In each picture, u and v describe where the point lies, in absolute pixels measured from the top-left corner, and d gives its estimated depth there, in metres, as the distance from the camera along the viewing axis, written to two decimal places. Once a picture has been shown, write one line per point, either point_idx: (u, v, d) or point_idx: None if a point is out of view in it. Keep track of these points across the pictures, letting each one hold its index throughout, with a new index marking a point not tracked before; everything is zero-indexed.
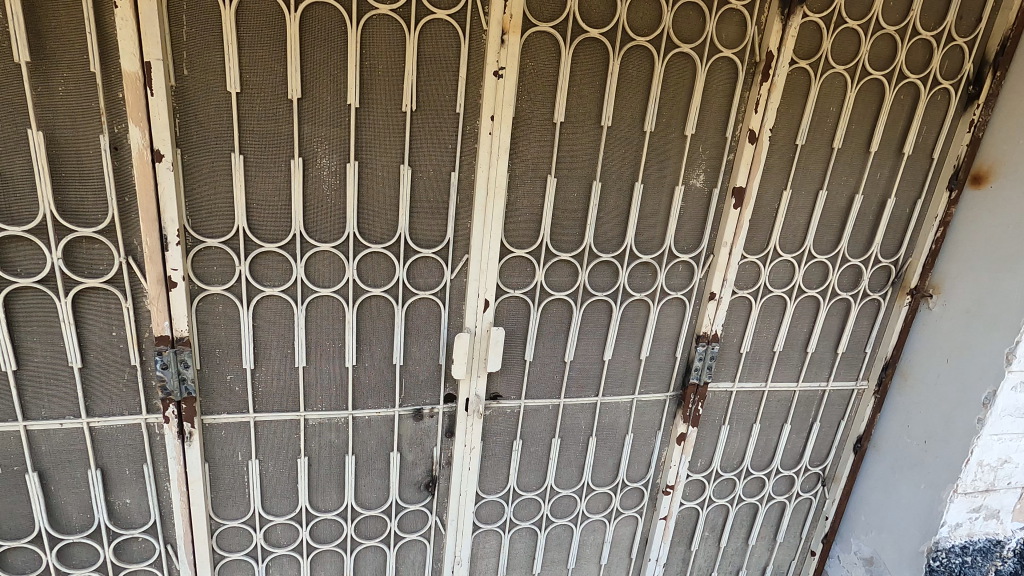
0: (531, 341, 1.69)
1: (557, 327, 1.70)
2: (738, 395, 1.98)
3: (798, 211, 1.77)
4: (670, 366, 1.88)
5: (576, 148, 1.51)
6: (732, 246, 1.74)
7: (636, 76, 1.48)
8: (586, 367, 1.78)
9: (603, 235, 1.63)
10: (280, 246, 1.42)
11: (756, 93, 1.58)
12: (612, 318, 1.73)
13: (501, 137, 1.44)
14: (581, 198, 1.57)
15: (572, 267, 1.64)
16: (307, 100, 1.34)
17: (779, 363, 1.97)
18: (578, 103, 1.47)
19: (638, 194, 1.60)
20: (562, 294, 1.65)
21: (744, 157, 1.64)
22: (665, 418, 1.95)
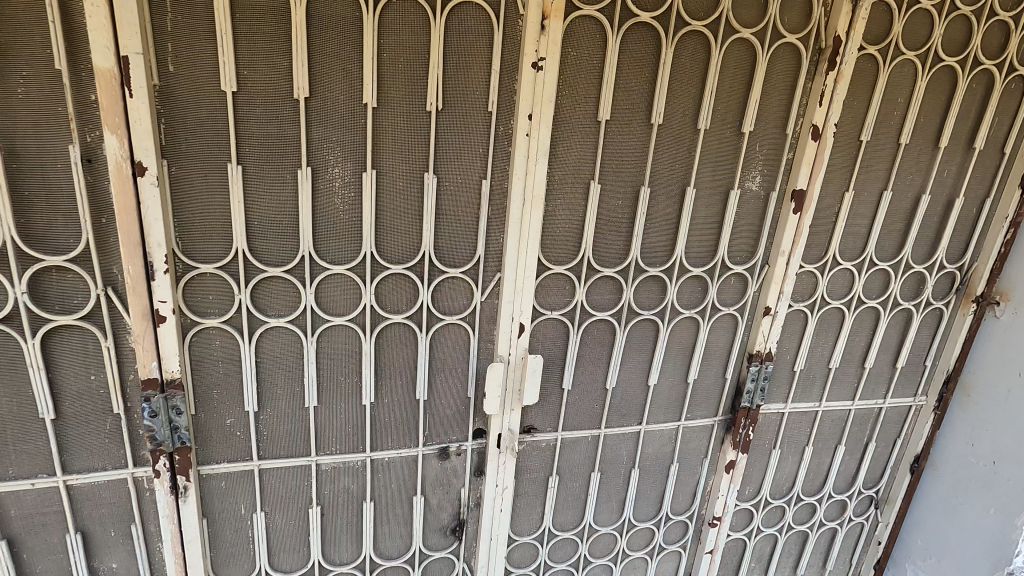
0: (570, 368, 1.50)
1: (599, 352, 1.51)
2: (790, 416, 1.80)
3: (861, 214, 1.59)
4: (719, 388, 1.70)
5: (623, 150, 1.32)
6: (790, 255, 1.56)
7: (691, 66, 1.30)
8: (629, 393, 1.59)
9: (650, 247, 1.43)
10: (285, 271, 1.22)
11: (821, 84, 1.40)
12: (659, 339, 1.54)
13: (539, 139, 1.25)
14: (627, 206, 1.37)
15: (616, 283, 1.44)
16: (316, 100, 1.14)
17: (834, 381, 1.80)
18: (626, 98, 1.28)
19: (690, 200, 1.41)
20: (605, 314, 1.45)
21: (806, 156, 1.46)
22: (712, 444, 1.77)
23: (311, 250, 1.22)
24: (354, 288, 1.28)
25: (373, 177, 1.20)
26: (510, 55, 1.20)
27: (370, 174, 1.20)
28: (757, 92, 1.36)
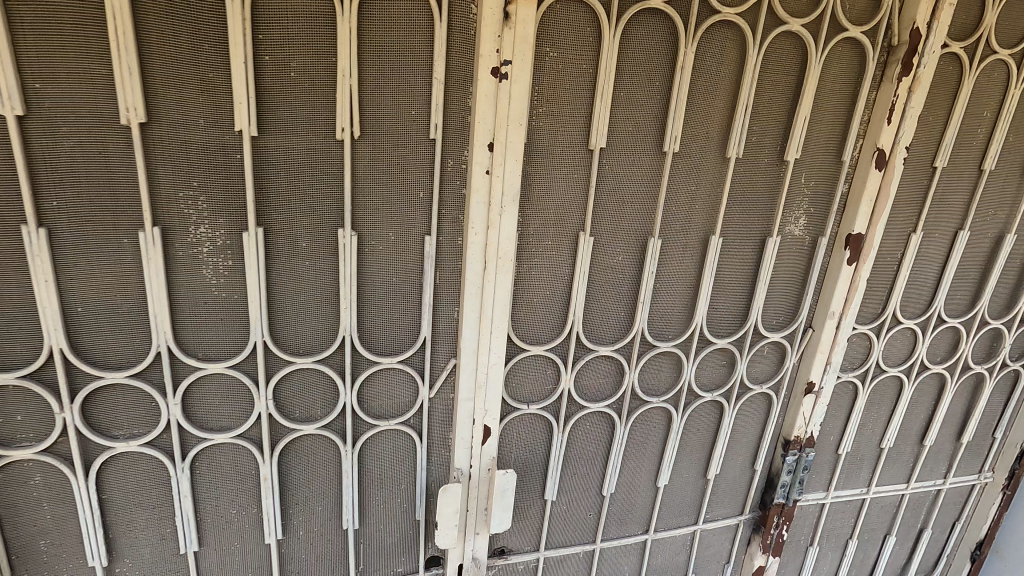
0: (554, 474, 1.12)
1: (592, 451, 1.14)
2: (832, 507, 1.43)
3: (932, 259, 1.22)
4: (746, 480, 1.33)
5: (624, 189, 0.94)
6: (841, 317, 1.19)
7: (718, 72, 0.92)
8: (633, 497, 1.22)
9: (660, 316, 1.06)
10: (132, 376, 0.83)
11: (890, 94, 1.03)
12: (672, 432, 1.17)
13: (506, 178, 0.86)
14: (630, 264, 1.00)
15: (615, 364, 1.07)
16: (160, 127, 0.74)
17: (886, 463, 1.42)
18: (628, 118, 0.90)
19: (715, 253, 1.03)
20: (601, 405, 1.08)
21: (866, 191, 1.09)
22: (736, 545, 1.41)
23: (171, 344, 0.83)
24: (243, 392, 0.90)
25: (261, 236, 0.82)
26: (460, 56, 0.81)
27: (255, 233, 0.81)
28: (808, 104, 0.98)
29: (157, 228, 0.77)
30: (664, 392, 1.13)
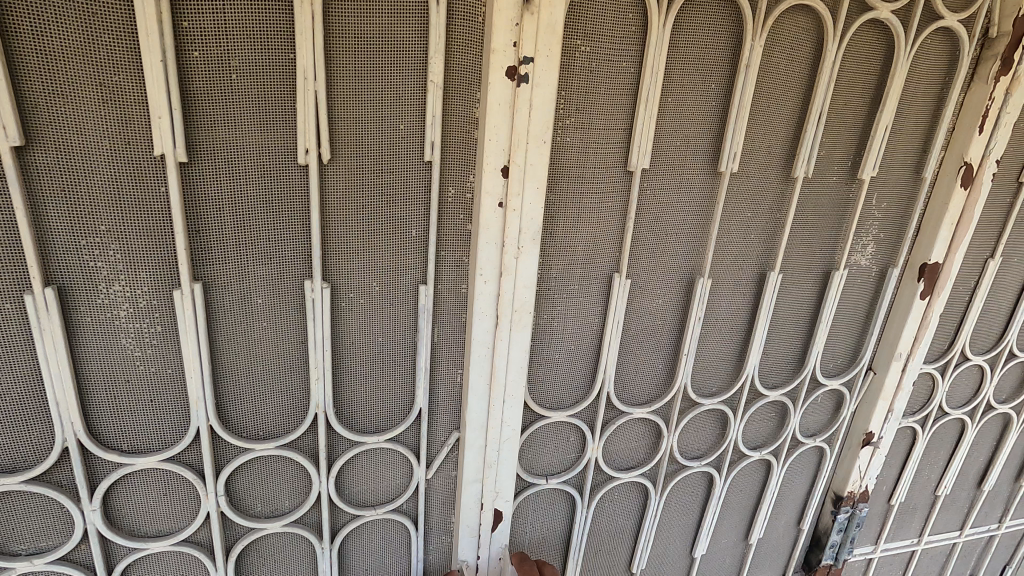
0: (574, 553, 0.90)
1: (621, 528, 0.93)
2: (881, 560, 1.27)
3: (1007, 289, 1.05)
4: (790, 539, 1.15)
5: (667, 222, 0.74)
6: (909, 358, 1.01)
7: (790, 69, 0.71)
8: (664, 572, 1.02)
9: (704, 368, 0.86)
10: (28, 482, 0.63)
11: (985, 96, 0.84)
12: (710, 498, 0.97)
13: (526, 212, 0.65)
14: (673, 310, 0.80)
15: (651, 425, 0.87)
16: (47, 153, 0.53)
17: (942, 510, 1.25)
18: (676, 132, 0.69)
19: (774, 290, 0.83)
20: (633, 475, 0.88)
21: (944, 212, 0.91)
22: None
23: (82, 438, 0.62)
24: (187, 488, 0.70)
25: (198, 295, 0.61)
26: (460, 50, 0.61)
27: (191, 291, 0.60)
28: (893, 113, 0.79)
29: (51, 288, 0.56)
30: (704, 454, 0.93)
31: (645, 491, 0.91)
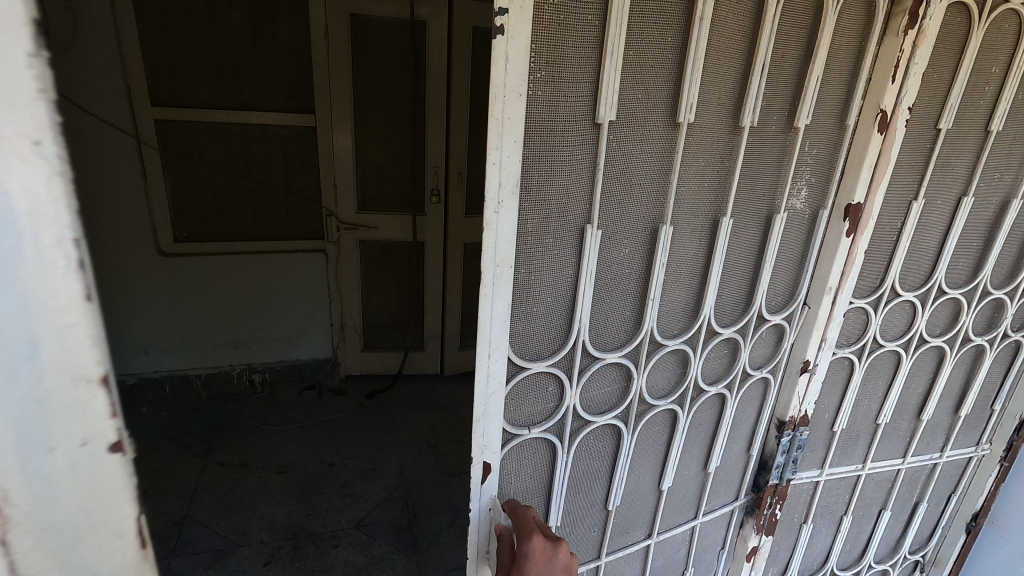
0: (557, 494, 1.04)
1: (598, 466, 1.06)
2: (826, 483, 1.42)
3: (928, 228, 1.19)
4: (741, 462, 1.29)
5: (630, 172, 0.86)
6: (837, 291, 1.13)
7: (733, 26, 0.85)
8: (636, 506, 1.15)
9: (669, 305, 1.00)
10: None
11: (894, 51, 0.97)
12: (676, 433, 1.12)
13: (508, 164, 0.75)
14: (639, 254, 0.93)
15: (623, 369, 1.00)
16: None
17: (883, 437, 1.43)
18: (636, 86, 0.82)
19: (725, 236, 0.98)
20: (608, 418, 1.01)
21: (861, 157, 1.03)
22: (729, 530, 1.37)
23: None
24: None
25: None
26: None
27: None
28: (822, 63, 0.93)
29: None
30: (670, 393, 1.07)
31: (620, 433, 1.05)
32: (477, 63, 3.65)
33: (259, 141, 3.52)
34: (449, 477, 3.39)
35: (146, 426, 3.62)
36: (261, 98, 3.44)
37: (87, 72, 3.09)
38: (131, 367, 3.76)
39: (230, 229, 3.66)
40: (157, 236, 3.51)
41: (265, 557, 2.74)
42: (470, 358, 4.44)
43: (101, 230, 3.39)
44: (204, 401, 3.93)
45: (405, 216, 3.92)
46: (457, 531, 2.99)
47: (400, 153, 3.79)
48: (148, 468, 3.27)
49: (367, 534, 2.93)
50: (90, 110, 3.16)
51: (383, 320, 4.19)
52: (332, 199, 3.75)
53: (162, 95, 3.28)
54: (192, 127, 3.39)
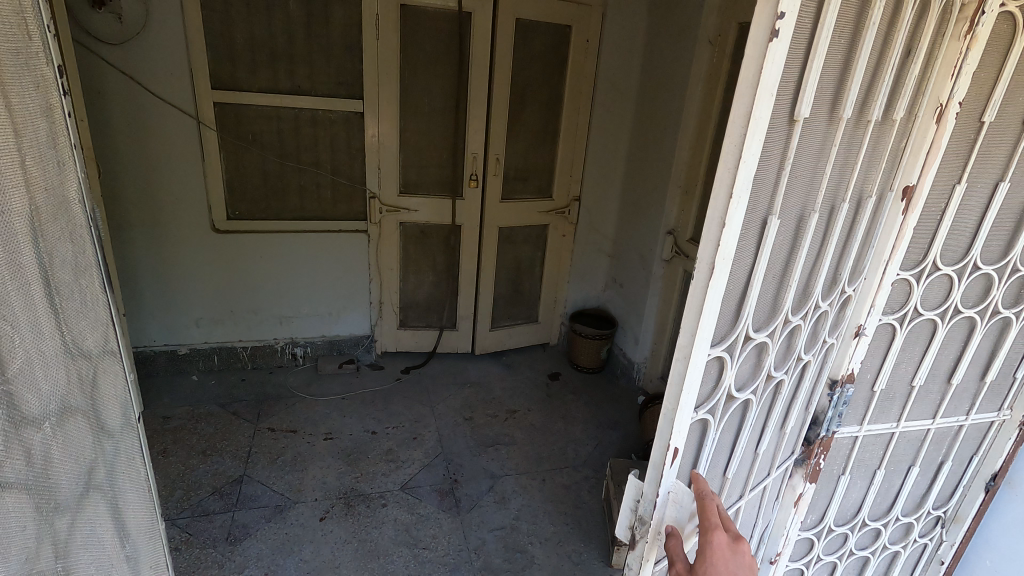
0: (704, 463, 1.32)
1: (729, 431, 1.32)
2: (864, 439, 1.60)
3: (969, 209, 1.36)
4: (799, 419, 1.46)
5: (802, 169, 1.11)
6: (888, 263, 1.32)
7: (877, 37, 1.07)
8: (742, 466, 1.40)
9: (798, 285, 1.24)
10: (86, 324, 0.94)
11: (956, 53, 1.17)
12: (779, 396, 1.36)
13: (749, 154, 0.98)
14: (789, 240, 1.17)
15: (762, 349, 1.25)
16: None
17: (916, 400, 1.60)
18: (820, 89, 1.05)
19: (840, 217, 1.22)
20: (746, 393, 1.27)
21: (921, 145, 1.24)
22: (780, 478, 1.53)
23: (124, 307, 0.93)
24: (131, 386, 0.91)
25: None
26: None
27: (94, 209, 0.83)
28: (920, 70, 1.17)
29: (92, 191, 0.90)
30: (785, 367, 1.33)
31: (749, 404, 1.31)
32: (516, 54, 3.81)
33: (309, 124, 3.69)
34: (485, 447, 3.58)
35: (198, 394, 3.84)
36: (312, 84, 3.61)
37: (155, 57, 3.28)
38: (183, 338, 3.96)
39: (279, 208, 3.84)
40: (211, 213, 3.71)
41: (321, 513, 2.95)
42: (499, 338, 4.62)
43: (161, 207, 3.59)
44: (250, 371, 4.15)
45: (444, 200, 4.09)
46: (496, 496, 3.18)
47: (442, 139, 3.96)
48: (204, 432, 3.48)
49: (412, 495, 3.13)
50: (158, 94, 3.36)
51: (419, 300, 4.38)
52: (376, 182, 3.93)
53: (222, 78, 3.46)
54: (249, 111, 3.57)
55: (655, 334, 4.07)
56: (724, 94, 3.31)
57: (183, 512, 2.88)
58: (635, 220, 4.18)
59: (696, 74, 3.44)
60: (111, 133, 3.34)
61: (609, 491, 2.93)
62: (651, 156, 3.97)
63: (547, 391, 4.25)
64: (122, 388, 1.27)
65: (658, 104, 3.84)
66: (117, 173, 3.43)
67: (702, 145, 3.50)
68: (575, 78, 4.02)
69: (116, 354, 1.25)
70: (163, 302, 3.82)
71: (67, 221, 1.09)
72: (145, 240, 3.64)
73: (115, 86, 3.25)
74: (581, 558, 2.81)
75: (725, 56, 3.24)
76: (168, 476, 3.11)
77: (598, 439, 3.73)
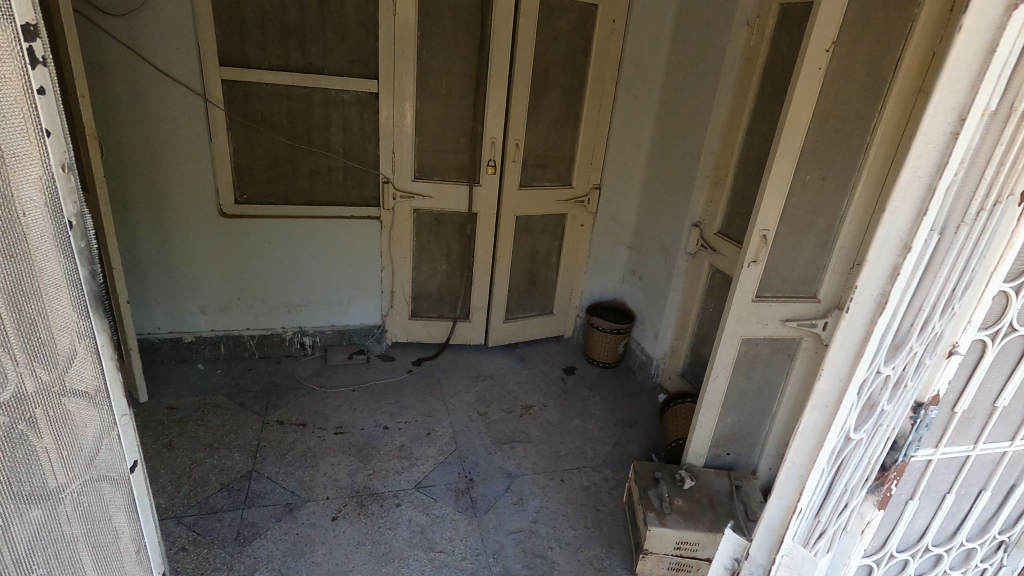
0: (816, 510, 1.35)
1: (838, 471, 1.31)
2: (937, 462, 1.46)
3: None
4: (876, 446, 1.33)
5: (975, 175, 1.08)
6: (992, 274, 1.17)
7: None
8: (843, 507, 1.38)
9: (935, 304, 1.18)
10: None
11: None
12: (888, 431, 1.31)
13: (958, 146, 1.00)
14: (939, 253, 1.13)
15: (888, 383, 1.23)
16: None
17: (997, 420, 1.46)
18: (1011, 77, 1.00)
19: (989, 232, 1.14)
20: (865, 431, 1.27)
21: None
22: (852, 505, 1.39)
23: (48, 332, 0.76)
24: None
25: None
26: None
27: None
28: None
29: None
30: (902, 406, 1.29)
31: (864, 447, 1.31)
32: (539, 33, 3.62)
33: (322, 105, 3.52)
34: (501, 444, 3.46)
35: (204, 384, 3.71)
36: (325, 62, 3.44)
37: (160, 32, 3.10)
38: (189, 326, 3.83)
39: (288, 192, 3.69)
40: (219, 198, 3.55)
41: (333, 513, 2.84)
42: (513, 331, 4.48)
43: (167, 189, 3.43)
44: (258, 360, 4.02)
45: (460, 186, 3.93)
46: (513, 496, 3.07)
47: (460, 123, 3.79)
48: (211, 424, 3.37)
49: (427, 494, 3.02)
50: (164, 71, 3.18)
51: (431, 290, 4.23)
52: (390, 167, 3.76)
53: (230, 54, 3.28)
54: (258, 89, 3.39)
55: (677, 330, 3.93)
56: (761, 79, 3.13)
57: (189, 509, 2.77)
58: (657, 210, 4.01)
59: (731, 57, 3.25)
60: (115, 112, 3.18)
61: (633, 495, 2.82)
62: (676, 144, 3.79)
63: (562, 386, 4.13)
64: (98, 433, 1.11)
65: (686, 89, 3.65)
66: (122, 154, 3.28)
67: (734, 134, 3.33)
68: (600, 61, 3.83)
69: (94, 395, 1.09)
70: (168, 289, 3.68)
71: (24, 235, 0.91)
72: (150, 224, 3.49)
73: (118, 61, 3.08)
74: (604, 564, 2.71)
75: (764, 39, 3.06)
76: (174, 471, 2.99)
77: (617, 438, 3.61)
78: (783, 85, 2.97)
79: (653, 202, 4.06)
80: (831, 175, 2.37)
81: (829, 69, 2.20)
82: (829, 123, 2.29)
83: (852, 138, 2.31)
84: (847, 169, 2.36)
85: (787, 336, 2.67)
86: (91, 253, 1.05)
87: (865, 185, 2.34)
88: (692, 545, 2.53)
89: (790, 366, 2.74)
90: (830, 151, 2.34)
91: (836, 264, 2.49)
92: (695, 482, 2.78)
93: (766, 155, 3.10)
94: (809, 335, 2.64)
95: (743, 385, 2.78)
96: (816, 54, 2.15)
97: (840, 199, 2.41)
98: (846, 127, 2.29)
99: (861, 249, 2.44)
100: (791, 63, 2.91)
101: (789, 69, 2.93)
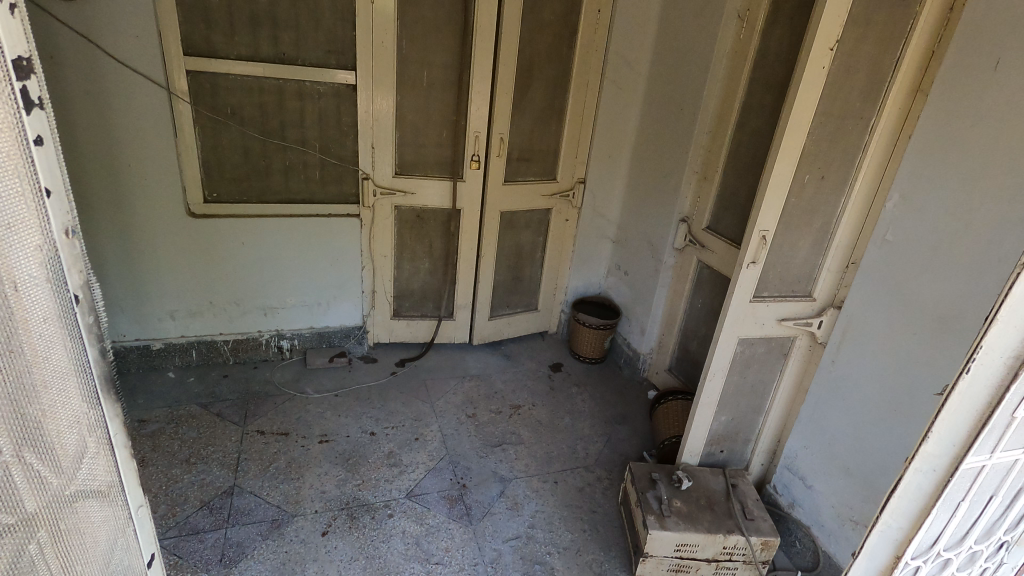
0: (904, 554, 1.51)
1: (929, 508, 1.44)
2: (965, 471, 1.41)
3: None
4: (942, 463, 1.39)
5: None
6: None
7: None
8: (922, 542, 1.52)
9: None
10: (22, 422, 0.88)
11: None
12: (978, 467, 1.43)
13: None
14: None
15: (997, 427, 1.37)
16: None
17: (1012, 429, 1.41)
18: None
19: None
20: (968, 471, 1.41)
21: None
22: (913, 510, 1.46)
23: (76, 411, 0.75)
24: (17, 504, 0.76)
25: None
26: None
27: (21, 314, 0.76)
28: None
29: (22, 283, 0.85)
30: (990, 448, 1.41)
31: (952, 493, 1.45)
32: (523, 24, 3.50)
33: (296, 97, 3.33)
34: (492, 447, 3.40)
35: (176, 393, 3.52)
36: (299, 52, 3.24)
37: (118, 17, 2.87)
38: (157, 332, 3.62)
39: (261, 190, 3.49)
40: (187, 196, 3.33)
41: (322, 527, 2.73)
42: (498, 328, 4.40)
43: (129, 187, 3.20)
44: (233, 366, 3.84)
45: (443, 181, 3.80)
46: (508, 501, 3.02)
47: (442, 116, 3.65)
48: (186, 436, 3.19)
49: (419, 503, 2.94)
50: (123, 61, 2.95)
51: (414, 288, 4.11)
52: (369, 162, 3.60)
53: (196, 43, 3.06)
54: (227, 81, 3.18)
55: (664, 325, 3.92)
56: (751, 74, 3.10)
57: (168, 531, 2.61)
58: (643, 205, 3.97)
59: (719, 52, 3.21)
60: (69, 106, 2.93)
61: (630, 497, 2.79)
62: (662, 138, 3.74)
63: (550, 384, 4.08)
64: (112, 531, 1.08)
65: (672, 82, 3.60)
66: (78, 151, 3.03)
67: (723, 129, 3.30)
68: (584, 52, 3.74)
69: (107, 492, 1.06)
70: (133, 294, 3.46)
71: (21, 333, 0.86)
72: (113, 226, 3.25)
73: (70, 49, 2.83)
74: (602, 568, 2.69)
75: (754, 34, 3.03)
76: (148, 489, 2.82)
77: (607, 436, 3.59)
78: (774, 80, 2.95)
79: (638, 196, 4.02)
80: (830, 175, 2.36)
81: (833, 68, 2.17)
82: (829, 122, 2.27)
83: (850, 137, 2.30)
84: (844, 169, 2.36)
85: (781, 334, 2.67)
86: (102, 329, 1.01)
87: (862, 184, 2.36)
88: (691, 547, 2.52)
89: (783, 364, 2.75)
90: (829, 151, 2.32)
91: (831, 263, 2.51)
92: (692, 482, 2.77)
93: (757, 151, 3.08)
94: (804, 334, 2.67)
95: (739, 385, 2.78)
96: (820, 53, 2.12)
97: (837, 198, 2.41)
98: (845, 126, 2.28)
99: (856, 249, 2.46)
100: (783, 58, 2.89)
101: (780, 65, 2.91)
